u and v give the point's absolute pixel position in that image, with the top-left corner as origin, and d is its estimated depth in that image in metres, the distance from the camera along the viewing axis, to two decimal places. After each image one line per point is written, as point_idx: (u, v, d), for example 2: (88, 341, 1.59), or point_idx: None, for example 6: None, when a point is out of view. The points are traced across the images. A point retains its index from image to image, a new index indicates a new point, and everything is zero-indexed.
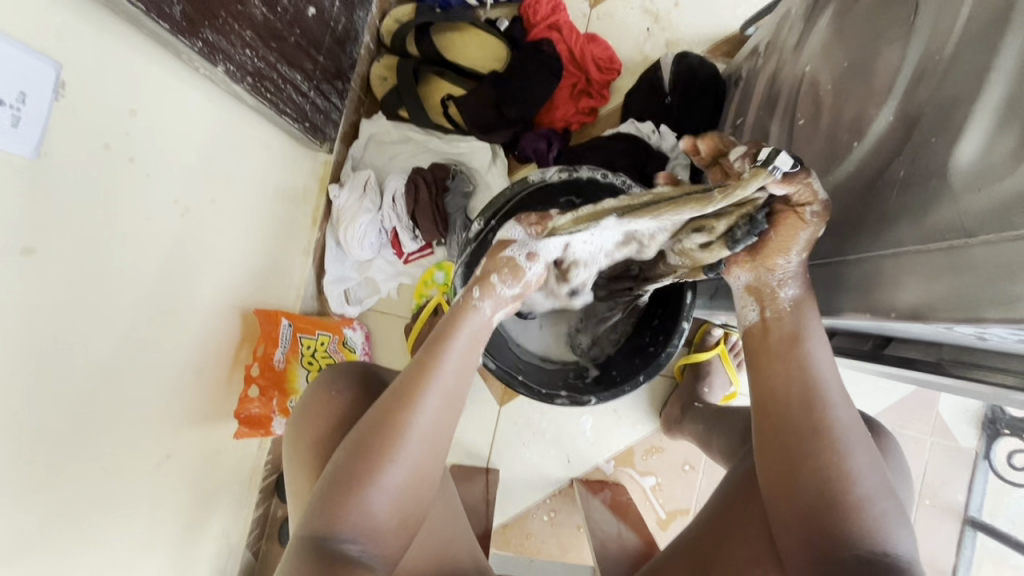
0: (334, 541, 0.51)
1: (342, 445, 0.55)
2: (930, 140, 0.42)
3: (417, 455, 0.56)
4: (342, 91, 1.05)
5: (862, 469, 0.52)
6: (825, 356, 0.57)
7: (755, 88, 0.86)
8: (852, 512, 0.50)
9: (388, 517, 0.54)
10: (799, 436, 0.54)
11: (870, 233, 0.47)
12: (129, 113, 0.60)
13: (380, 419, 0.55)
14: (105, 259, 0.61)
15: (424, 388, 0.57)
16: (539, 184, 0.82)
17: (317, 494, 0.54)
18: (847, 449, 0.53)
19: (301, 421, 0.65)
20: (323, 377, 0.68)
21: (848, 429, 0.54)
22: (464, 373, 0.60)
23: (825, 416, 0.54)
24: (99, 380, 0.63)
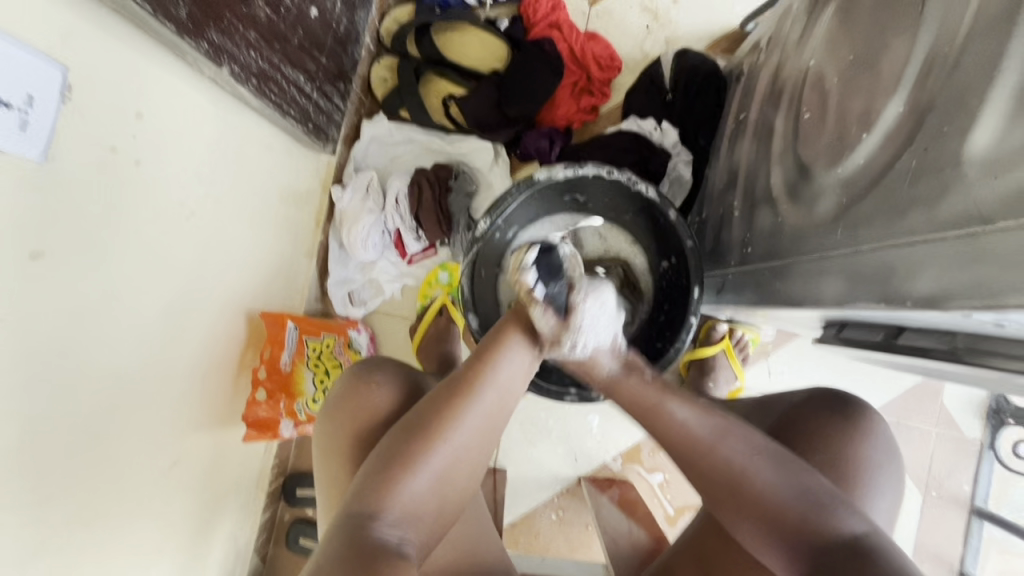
0: (377, 523, 0.50)
1: (396, 427, 0.56)
2: (943, 130, 0.42)
3: (465, 447, 0.56)
4: (343, 92, 1.05)
5: (768, 486, 0.54)
6: (682, 408, 0.60)
7: (757, 84, 0.86)
8: (776, 517, 0.53)
9: (427, 504, 0.54)
10: (718, 500, 0.57)
11: (881, 223, 0.47)
12: (135, 116, 0.60)
13: (435, 407, 0.57)
14: (113, 263, 0.60)
15: (483, 383, 0.58)
16: (546, 182, 0.81)
17: (364, 475, 0.53)
18: (745, 473, 0.55)
19: (337, 412, 0.64)
20: (361, 368, 0.67)
21: (738, 454, 0.56)
22: (521, 375, 0.62)
23: (712, 460, 0.57)
24: (107, 385, 0.62)
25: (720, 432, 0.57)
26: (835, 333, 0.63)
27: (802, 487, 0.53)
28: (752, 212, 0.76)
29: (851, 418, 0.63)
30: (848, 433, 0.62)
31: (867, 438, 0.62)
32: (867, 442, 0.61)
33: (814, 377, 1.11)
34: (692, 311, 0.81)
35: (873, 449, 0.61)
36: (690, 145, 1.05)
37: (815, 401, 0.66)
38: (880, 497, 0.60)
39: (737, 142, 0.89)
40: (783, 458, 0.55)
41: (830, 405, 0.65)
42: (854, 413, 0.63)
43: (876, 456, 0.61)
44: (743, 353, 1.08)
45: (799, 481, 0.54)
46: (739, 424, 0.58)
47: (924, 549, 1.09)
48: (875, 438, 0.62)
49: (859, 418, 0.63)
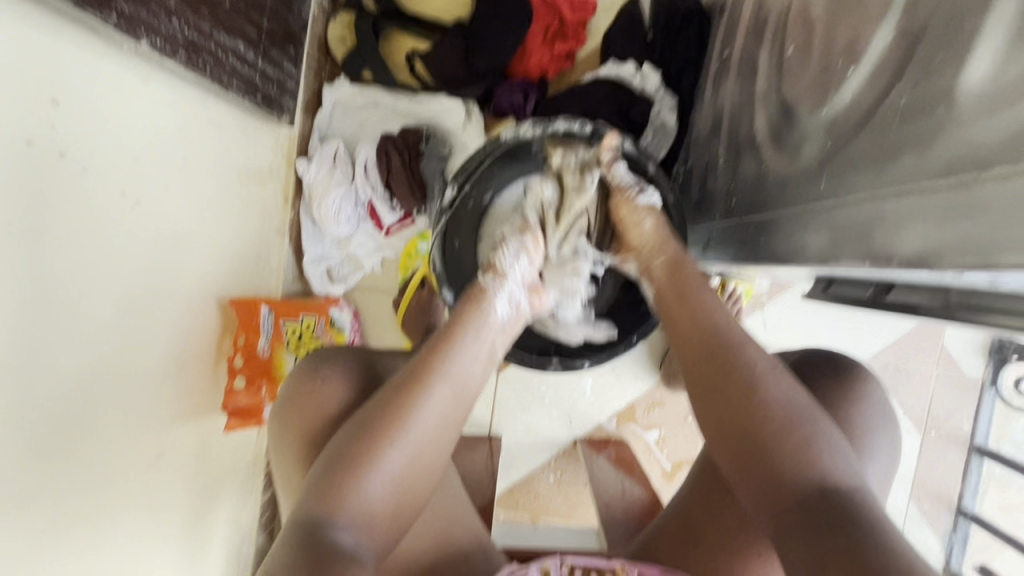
0: (327, 532, 0.49)
1: (346, 425, 0.54)
2: (934, 60, 0.37)
3: (419, 445, 0.54)
4: (295, 56, 0.97)
5: (782, 400, 0.52)
6: (715, 308, 0.60)
7: (741, 15, 0.78)
8: (779, 434, 0.50)
9: (382, 505, 0.52)
10: (728, 389, 0.54)
11: (868, 172, 0.42)
12: (51, 103, 0.55)
13: (385, 406, 0.54)
14: (54, 265, 0.57)
15: (432, 376, 0.55)
16: (513, 142, 0.76)
17: (314, 476, 0.52)
18: (762, 384, 0.53)
19: (289, 414, 0.63)
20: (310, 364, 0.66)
21: (763, 365, 0.54)
22: (478, 366, 0.59)
23: (739, 359, 0.55)
24: (67, 389, 0.60)
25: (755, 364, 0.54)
26: (822, 290, 0.60)
27: (812, 423, 0.51)
28: (737, 159, 0.71)
29: (847, 382, 0.60)
30: (845, 401, 0.59)
31: (862, 403, 0.59)
32: (861, 406, 0.59)
33: (811, 325, 1.08)
34: None
35: (866, 413, 0.59)
36: (673, 89, 0.98)
37: (807, 360, 0.63)
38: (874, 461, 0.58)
39: (722, 83, 0.82)
40: (799, 390, 0.53)
41: (829, 368, 0.61)
42: (848, 377, 0.60)
43: (872, 422, 0.59)
44: (736, 306, 1.05)
45: (810, 415, 0.51)
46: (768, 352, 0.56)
47: (923, 488, 1.09)
48: (868, 401, 0.60)
49: (850, 380, 0.60)
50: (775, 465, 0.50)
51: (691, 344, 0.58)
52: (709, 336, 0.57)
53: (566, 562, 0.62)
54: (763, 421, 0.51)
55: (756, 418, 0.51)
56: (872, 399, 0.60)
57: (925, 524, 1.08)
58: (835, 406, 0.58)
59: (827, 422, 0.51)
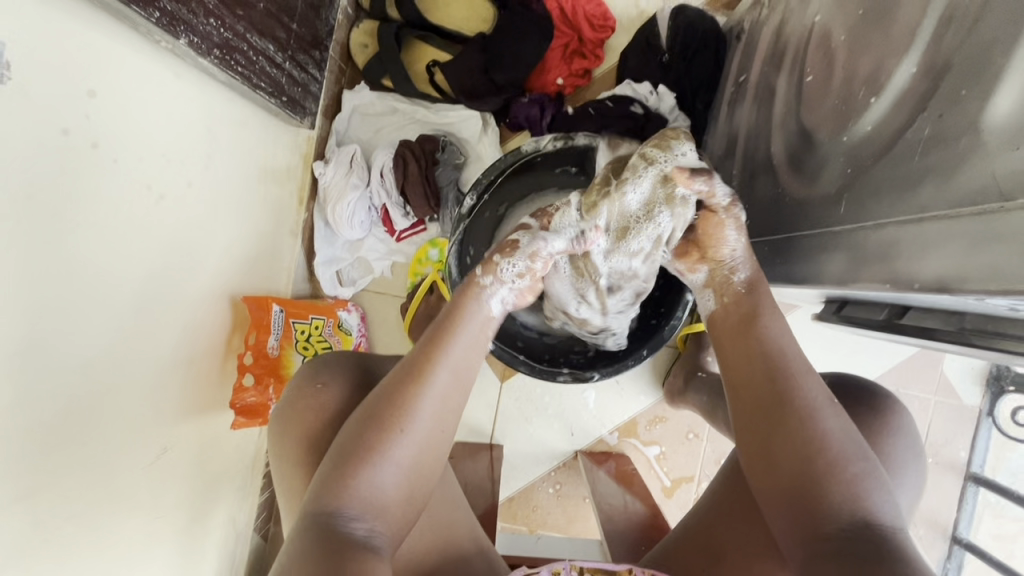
0: (338, 524, 0.49)
1: (353, 416, 0.54)
2: (960, 93, 0.38)
3: (425, 433, 0.54)
4: (319, 61, 0.99)
5: (835, 435, 0.51)
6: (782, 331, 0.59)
7: (759, 42, 0.81)
8: (825, 476, 0.50)
9: (394, 497, 0.52)
10: (780, 417, 0.53)
11: (891, 198, 0.44)
12: (87, 94, 0.55)
13: (388, 395, 0.54)
14: (77, 254, 0.57)
15: (434, 363, 0.56)
16: (533, 154, 0.78)
17: (325, 466, 0.52)
18: (818, 417, 0.52)
19: (288, 416, 0.63)
20: (309, 368, 0.66)
21: (819, 398, 0.53)
22: (475, 351, 0.60)
23: (797, 388, 0.54)
24: (81, 378, 0.60)
25: (812, 403, 0.53)
26: (833, 312, 0.62)
27: (860, 461, 0.50)
28: (753, 181, 0.72)
29: (879, 411, 0.61)
30: (873, 430, 0.60)
31: (891, 433, 0.60)
32: (889, 437, 0.60)
33: (813, 347, 1.09)
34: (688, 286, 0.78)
35: (893, 445, 0.60)
36: (687, 111, 1.00)
37: (837, 388, 0.64)
38: (901, 493, 0.59)
39: (738, 107, 0.85)
40: (851, 427, 0.52)
41: (858, 397, 0.63)
42: (879, 406, 0.62)
43: (899, 453, 0.60)
44: None
45: (859, 453, 0.51)
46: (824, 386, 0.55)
47: (919, 514, 1.10)
48: (890, 432, 0.60)
49: (864, 407, 0.61)
50: (818, 495, 0.49)
51: (745, 371, 0.57)
52: (766, 364, 0.57)
53: (574, 564, 0.62)
54: (810, 457, 0.51)
55: (806, 449, 0.51)
56: (901, 431, 0.61)
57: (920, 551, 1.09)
58: (864, 433, 0.60)
59: (875, 463, 0.51)
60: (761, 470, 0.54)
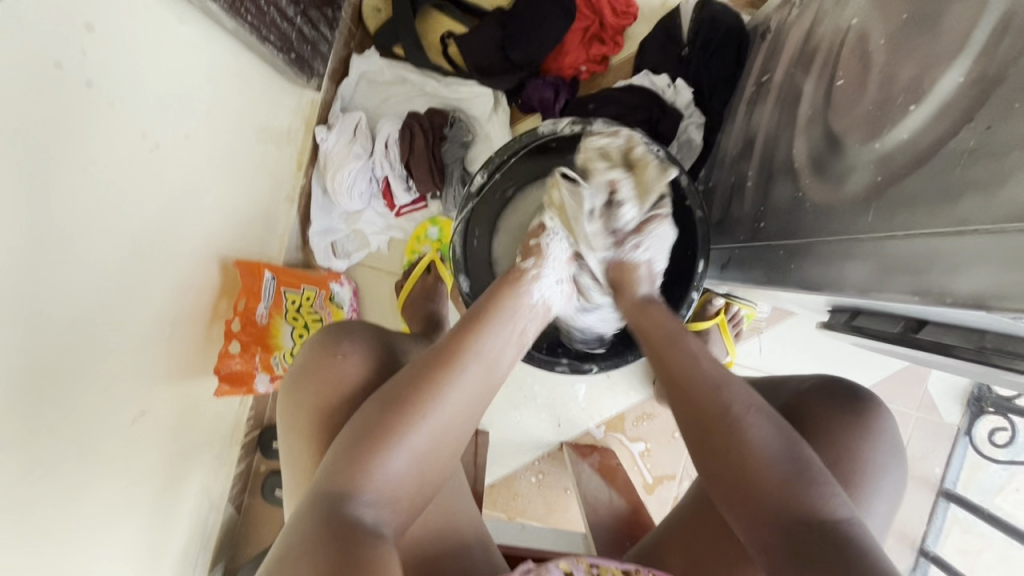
0: (350, 505, 0.47)
1: (373, 397, 0.53)
2: (1012, 106, 0.37)
3: (449, 425, 0.53)
4: (330, 20, 0.95)
5: (762, 438, 0.50)
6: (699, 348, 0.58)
7: (785, 44, 0.79)
8: (771, 483, 0.48)
9: (407, 485, 0.51)
10: (705, 426, 0.52)
11: (927, 209, 0.43)
12: (85, 28, 0.51)
13: (416, 377, 0.53)
14: (64, 199, 0.53)
15: (466, 354, 0.54)
16: (550, 137, 0.76)
17: (339, 448, 0.50)
18: (743, 422, 0.51)
19: (302, 385, 0.61)
20: (326, 338, 0.64)
21: (740, 403, 0.52)
22: (511, 347, 0.58)
23: (718, 396, 0.53)
24: (63, 334, 0.57)
25: (733, 412, 0.52)
26: (844, 321, 0.61)
27: (796, 461, 0.48)
28: (769, 183, 0.71)
29: (858, 416, 0.61)
30: (849, 435, 0.60)
31: (868, 438, 0.60)
32: (864, 436, 0.60)
33: (804, 356, 1.10)
34: (694, 283, 0.78)
35: (872, 450, 0.60)
36: (703, 107, 0.98)
37: (819, 392, 0.65)
38: (878, 497, 0.59)
39: (757, 107, 0.83)
40: (781, 429, 0.51)
41: (838, 401, 0.63)
42: (859, 410, 0.62)
43: (876, 458, 0.60)
44: (736, 329, 1.05)
45: (792, 446, 0.49)
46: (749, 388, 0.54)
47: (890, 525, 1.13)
48: (885, 445, 0.61)
49: (863, 418, 0.61)
50: (757, 495, 0.48)
51: (670, 390, 0.56)
52: (690, 374, 0.56)
53: (582, 559, 0.59)
54: (749, 457, 0.49)
55: (732, 458, 0.50)
56: (880, 434, 0.61)
57: None
58: (839, 439, 0.60)
59: (807, 451, 0.50)
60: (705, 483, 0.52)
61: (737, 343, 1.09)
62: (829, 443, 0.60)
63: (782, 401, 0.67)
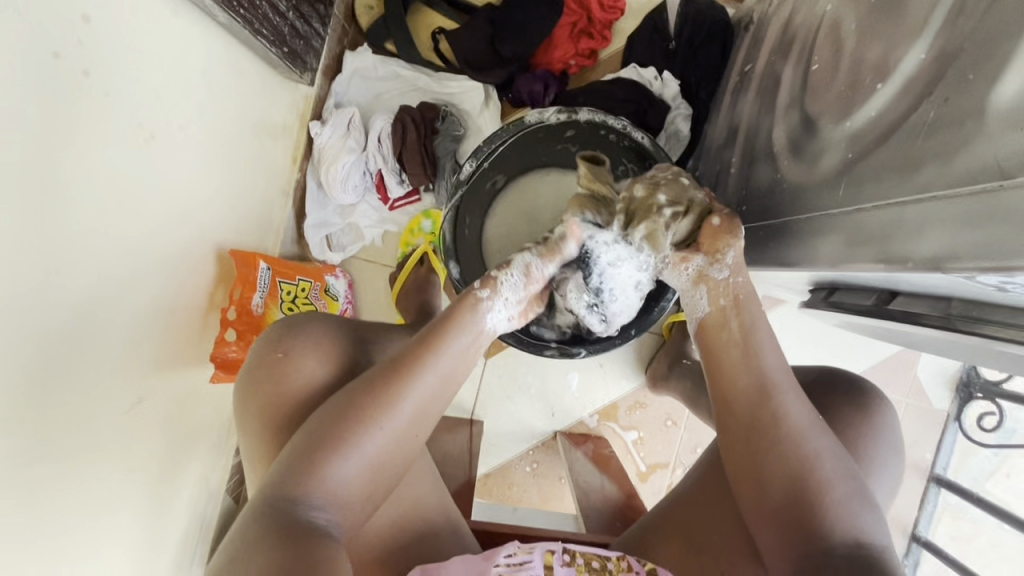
0: (302, 507, 0.50)
1: (322, 409, 0.54)
2: (966, 78, 0.39)
3: (403, 431, 0.54)
4: (323, 17, 0.97)
5: (801, 426, 0.54)
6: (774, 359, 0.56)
7: (767, 33, 0.81)
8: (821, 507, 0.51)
9: (361, 487, 0.53)
10: (761, 434, 0.54)
11: (891, 181, 0.44)
12: (82, 19, 0.53)
13: (372, 385, 0.53)
14: (62, 185, 0.55)
15: (409, 354, 0.54)
16: (537, 125, 0.78)
17: (289, 457, 0.52)
18: (802, 447, 0.53)
19: (254, 387, 0.62)
20: (273, 334, 0.64)
21: (803, 429, 0.54)
22: (471, 357, 0.57)
23: (777, 410, 0.54)
24: (62, 316, 0.59)
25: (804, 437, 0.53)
26: (823, 298, 0.62)
27: (846, 488, 0.52)
28: (751, 168, 0.73)
29: (864, 410, 0.62)
30: (855, 430, 0.61)
31: (871, 432, 0.61)
32: (847, 415, 0.61)
33: (794, 343, 1.11)
34: None
35: (856, 427, 0.61)
36: (690, 98, 1.00)
37: (824, 381, 0.65)
38: (879, 489, 0.61)
39: (740, 97, 0.85)
40: (836, 453, 0.53)
41: (843, 393, 0.63)
42: (864, 404, 0.63)
43: (879, 451, 0.61)
44: None
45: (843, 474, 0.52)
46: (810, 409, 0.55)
47: None
48: (871, 423, 0.61)
49: (845, 396, 0.63)
50: (801, 491, 0.52)
51: (727, 394, 0.57)
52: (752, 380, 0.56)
53: (568, 551, 0.61)
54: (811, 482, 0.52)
55: (791, 484, 0.52)
56: (882, 429, 0.62)
57: None
58: (844, 432, 0.60)
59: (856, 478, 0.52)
60: (743, 480, 0.56)
61: None
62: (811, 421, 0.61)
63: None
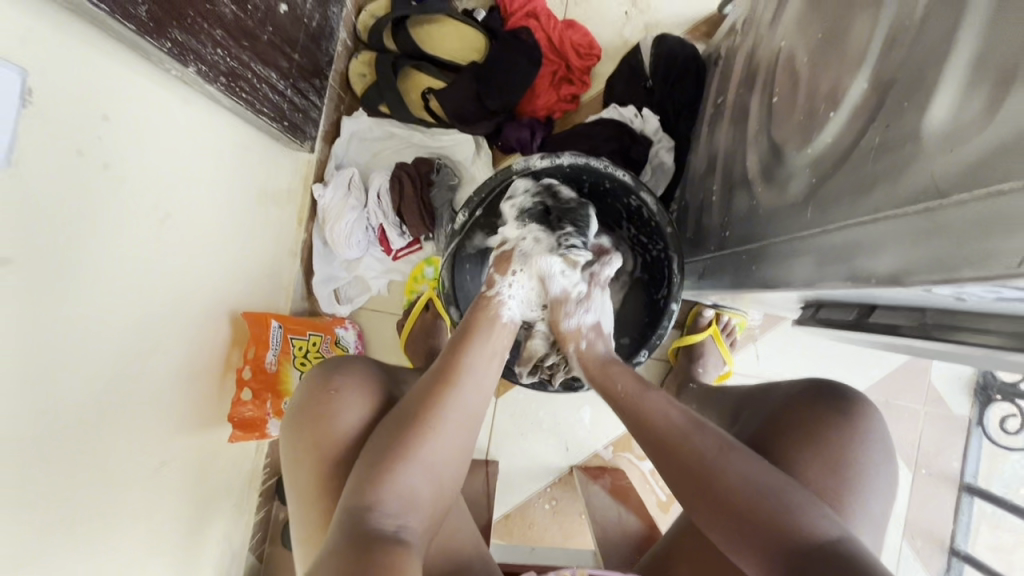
0: (376, 518, 0.52)
1: (384, 424, 0.59)
2: (903, 104, 0.42)
3: (453, 436, 0.59)
4: (320, 88, 1.04)
5: (705, 448, 0.57)
6: (657, 399, 0.63)
7: (734, 66, 0.86)
8: (766, 519, 0.52)
9: (423, 495, 0.56)
10: (689, 479, 0.57)
11: (851, 202, 0.47)
12: (102, 118, 0.59)
13: (419, 402, 0.60)
14: (88, 266, 0.60)
15: (457, 372, 0.62)
16: (523, 172, 0.80)
17: (358, 473, 0.55)
18: (718, 466, 0.55)
19: (302, 422, 0.64)
20: (322, 374, 0.67)
21: (711, 447, 0.57)
22: (492, 370, 0.66)
23: (689, 448, 0.57)
24: (88, 390, 0.62)
25: (724, 448, 0.56)
26: (811, 315, 0.64)
27: (770, 485, 0.53)
28: (731, 195, 0.76)
29: (844, 416, 0.62)
30: (843, 444, 0.60)
31: (854, 437, 0.61)
32: (853, 438, 0.61)
33: (802, 360, 1.11)
34: (673, 296, 0.80)
35: (861, 450, 0.60)
36: (671, 131, 1.04)
37: (807, 392, 0.65)
38: (871, 499, 0.60)
39: (716, 128, 0.89)
40: (751, 462, 0.55)
41: (825, 401, 0.63)
42: (853, 413, 0.62)
43: (868, 459, 0.60)
44: (730, 338, 1.09)
45: (767, 480, 0.54)
46: (715, 428, 0.59)
47: (916, 526, 1.10)
48: (870, 442, 0.61)
49: (853, 415, 0.62)
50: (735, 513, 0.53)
51: (647, 447, 0.61)
52: (650, 427, 0.61)
53: None
54: (729, 493, 0.54)
55: (713, 502, 0.55)
56: (877, 439, 0.62)
57: (918, 564, 1.09)
58: (841, 445, 0.60)
59: (786, 479, 0.54)
60: (700, 517, 0.56)
61: (733, 353, 1.11)
62: (808, 444, 0.61)
63: (772, 402, 0.68)
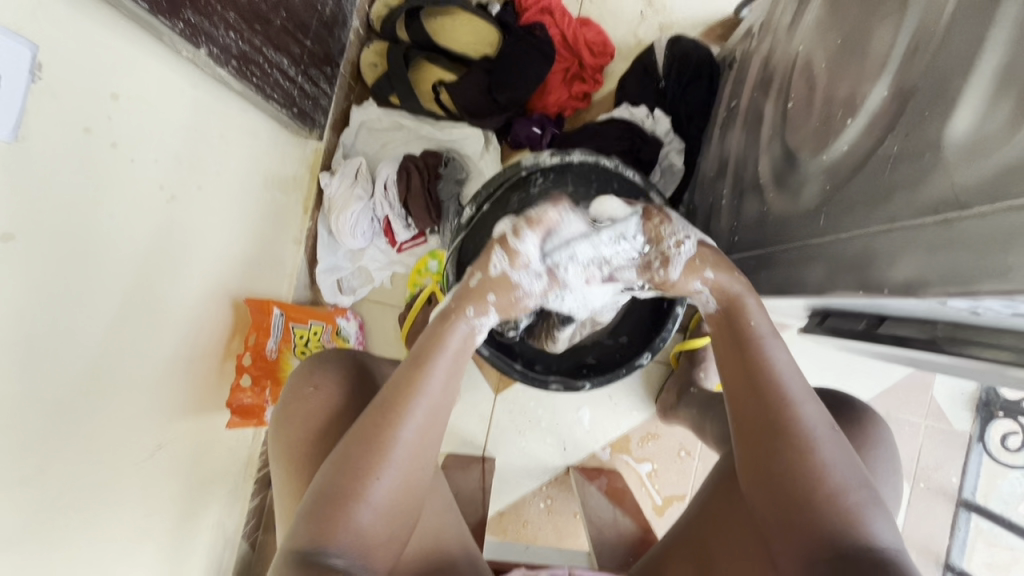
0: (325, 557, 0.50)
1: (335, 451, 0.54)
2: (923, 113, 0.42)
3: (404, 469, 0.54)
4: (331, 77, 1.04)
5: (811, 420, 0.54)
6: (781, 354, 0.58)
7: (749, 70, 0.85)
8: (837, 511, 0.51)
9: (379, 529, 0.53)
10: (779, 446, 0.54)
11: (865, 210, 0.46)
12: (112, 97, 0.59)
13: (369, 431, 0.54)
14: (92, 246, 0.60)
15: (410, 395, 0.55)
16: (532, 168, 0.81)
17: (304, 507, 0.52)
18: (817, 447, 0.53)
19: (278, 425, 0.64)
20: (304, 371, 0.66)
21: (817, 424, 0.54)
22: (453, 380, 0.59)
23: (795, 415, 0.55)
24: (87, 370, 0.62)
25: (830, 430, 0.54)
26: (816, 324, 0.64)
27: (850, 485, 0.52)
28: (741, 200, 0.75)
29: (855, 426, 0.62)
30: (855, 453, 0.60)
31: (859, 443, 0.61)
32: (863, 447, 0.60)
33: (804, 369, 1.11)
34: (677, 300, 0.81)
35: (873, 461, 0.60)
36: (682, 134, 1.04)
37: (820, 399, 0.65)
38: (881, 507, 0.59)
39: (728, 131, 0.88)
40: (848, 454, 0.54)
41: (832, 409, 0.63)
42: (860, 424, 0.62)
43: (877, 470, 0.60)
44: None
45: (856, 475, 0.53)
46: (823, 407, 0.56)
47: (912, 540, 1.09)
48: (880, 454, 0.61)
49: (864, 427, 0.62)
50: (812, 495, 0.52)
51: (744, 407, 0.57)
52: (761, 390, 0.57)
53: None
54: (808, 478, 0.52)
55: (796, 476, 0.53)
56: (886, 451, 0.61)
57: None
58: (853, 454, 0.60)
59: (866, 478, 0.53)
60: (762, 480, 0.55)
61: None
62: None
63: None
